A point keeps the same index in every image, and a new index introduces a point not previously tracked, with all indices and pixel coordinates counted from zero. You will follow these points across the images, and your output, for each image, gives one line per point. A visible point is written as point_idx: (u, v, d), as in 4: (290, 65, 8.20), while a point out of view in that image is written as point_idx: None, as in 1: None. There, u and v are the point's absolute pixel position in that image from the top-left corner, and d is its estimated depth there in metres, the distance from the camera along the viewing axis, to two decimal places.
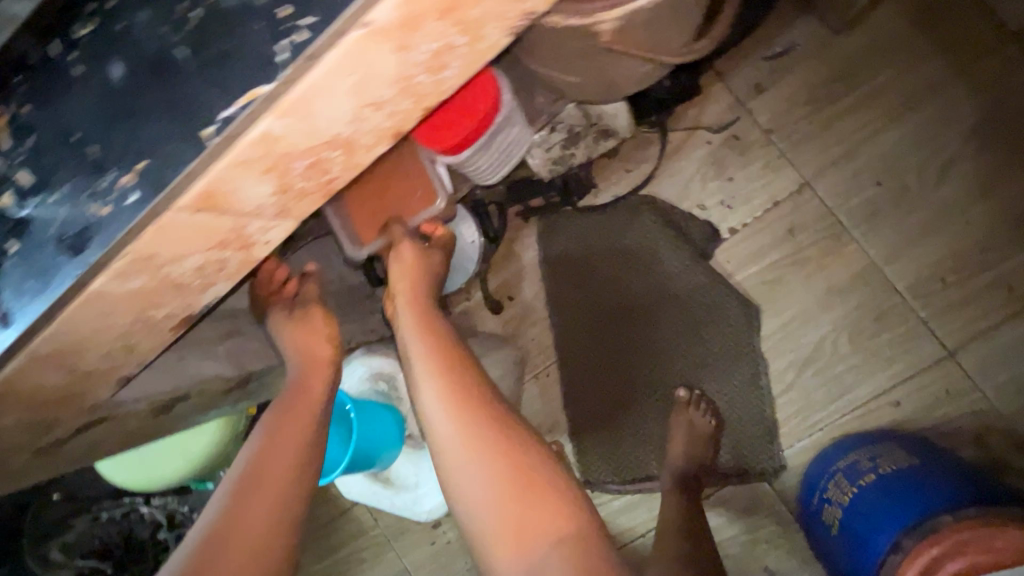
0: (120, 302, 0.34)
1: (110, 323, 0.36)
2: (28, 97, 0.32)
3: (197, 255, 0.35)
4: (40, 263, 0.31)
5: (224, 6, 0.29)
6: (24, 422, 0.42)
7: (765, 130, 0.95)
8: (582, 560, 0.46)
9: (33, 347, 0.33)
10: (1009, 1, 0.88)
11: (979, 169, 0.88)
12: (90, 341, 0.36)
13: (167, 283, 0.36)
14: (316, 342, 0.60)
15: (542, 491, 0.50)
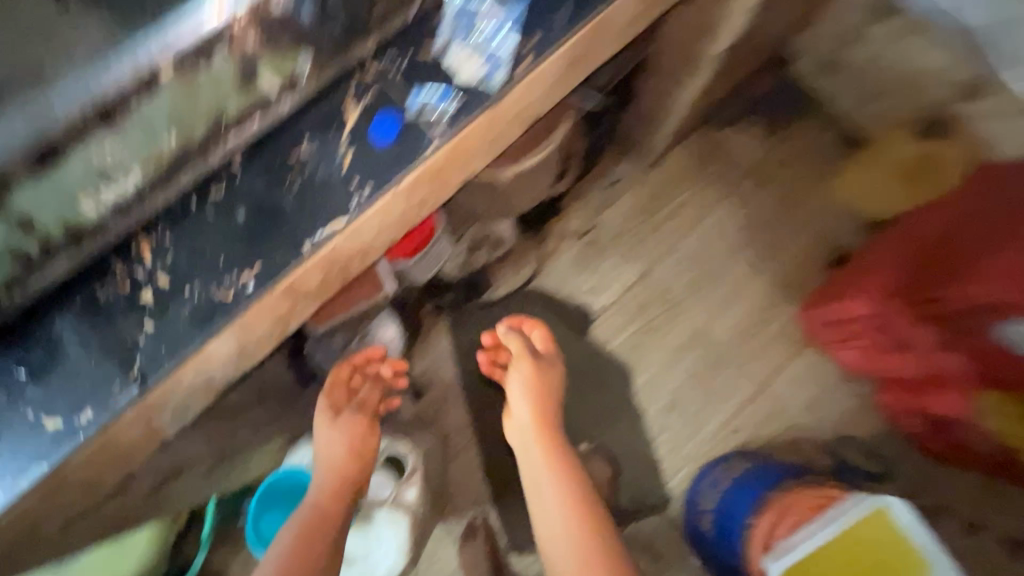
0: (204, 373, 0.45)
1: (186, 395, 0.46)
2: (168, 226, 0.43)
3: (260, 334, 0.47)
4: (170, 339, 0.41)
5: (316, 174, 0.44)
6: (63, 513, 0.46)
7: (611, 237, 1.29)
8: None
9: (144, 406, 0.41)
10: (748, 147, 1.33)
11: (753, 255, 1.28)
12: (164, 415, 0.45)
13: (234, 359, 0.47)
14: (339, 448, 0.74)
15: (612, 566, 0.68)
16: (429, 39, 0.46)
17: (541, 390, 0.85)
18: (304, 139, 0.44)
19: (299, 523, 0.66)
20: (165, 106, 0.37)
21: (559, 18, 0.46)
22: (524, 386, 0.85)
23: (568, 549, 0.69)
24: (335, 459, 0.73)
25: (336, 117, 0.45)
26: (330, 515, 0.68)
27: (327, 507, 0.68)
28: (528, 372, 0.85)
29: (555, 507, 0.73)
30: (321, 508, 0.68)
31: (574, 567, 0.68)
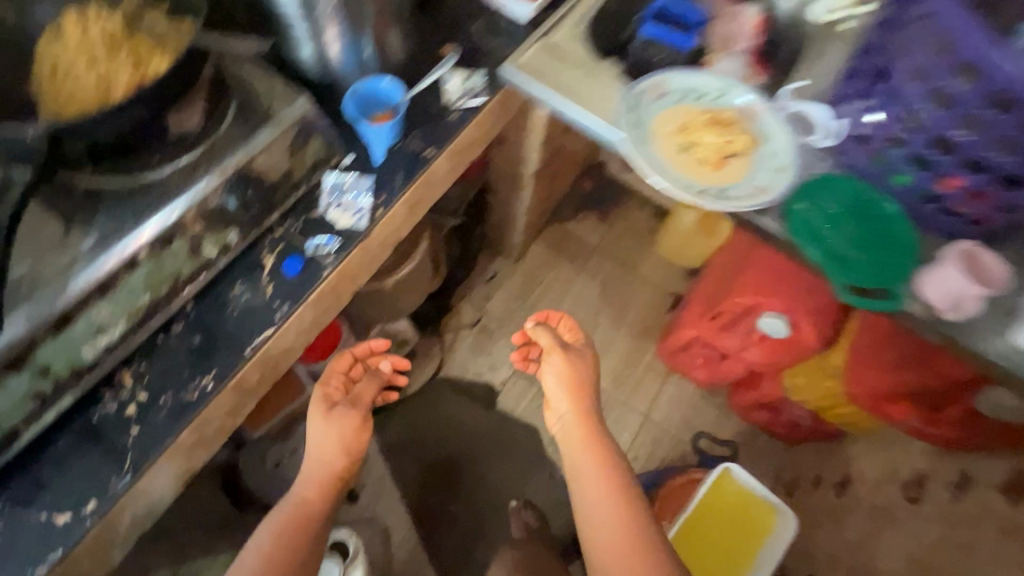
0: (177, 463, 0.61)
1: (164, 485, 0.61)
2: (142, 359, 0.61)
3: (218, 426, 0.64)
4: (153, 434, 0.58)
5: (246, 303, 0.64)
6: None
7: (498, 321, 1.55)
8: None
9: (135, 489, 0.57)
10: (590, 230, 1.68)
11: (613, 311, 1.58)
12: (149, 505, 0.61)
13: (200, 452, 0.64)
14: (330, 445, 0.78)
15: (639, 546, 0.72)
16: (313, 206, 0.69)
17: (575, 382, 0.85)
18: (237, 282, 0.65)
19: (279, 516, 0.74)
20: (140, 280, 0.56)
21: (398, 179, 0.72)
22: (558, 378, 0.86)
23: (595, 532, 0.75)
24: (322, 465, 0.78)
25: (257, 266, 0.66)
26: (312, 513, 0.75)
27: (310, 502, 0.75)
28: (561, 365, 0.86)
29: (589, 487, 0.77)
30: (309, 504, 0.75)
31: (612, 533, 0.73)
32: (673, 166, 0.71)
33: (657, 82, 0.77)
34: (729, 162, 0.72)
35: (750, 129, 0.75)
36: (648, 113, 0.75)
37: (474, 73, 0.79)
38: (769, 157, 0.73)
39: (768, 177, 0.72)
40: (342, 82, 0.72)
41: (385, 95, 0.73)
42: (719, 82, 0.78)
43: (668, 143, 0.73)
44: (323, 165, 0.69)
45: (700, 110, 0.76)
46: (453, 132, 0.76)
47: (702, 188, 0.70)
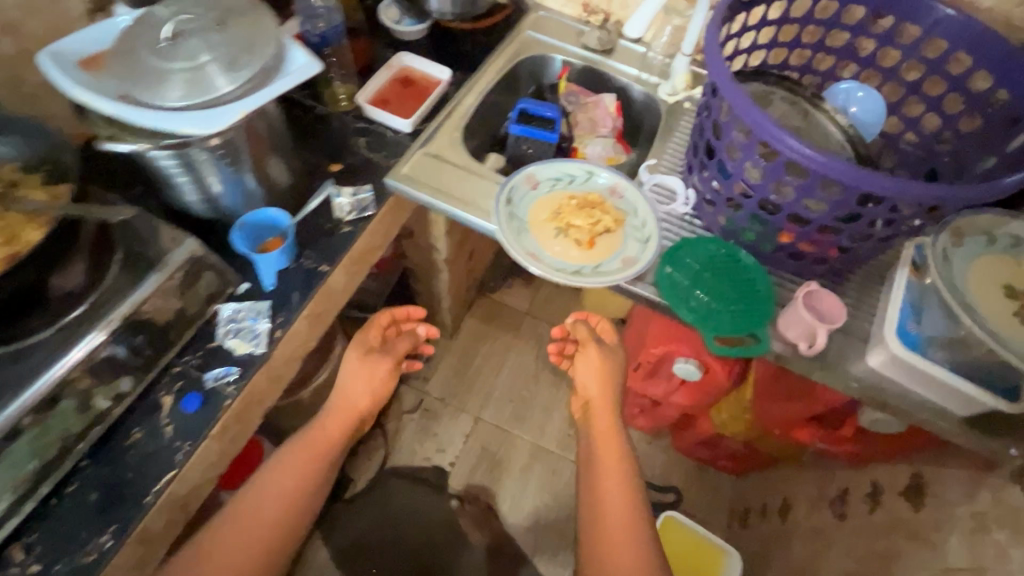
0: None
1: None
2: (33, 528, 0.59)
3: None
4: None
5: (145, 448, 0.64)
6: None
7: (440, 400, 1.55)
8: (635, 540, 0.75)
9: None
10: (519, 295, 1.74)
11: (552, 371, 1.61)
12: None
13: None
14: (361, 383, 0.85)
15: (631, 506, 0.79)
16: (211, 337, 0.71)
17: (604, 376, 0.90)
18: (134, 428, 0.64)
19: (300, 441, 0.80)
20: (24, 447, 0.56)
21: (295, 298, 0.75)
22: (591, 367, 0.91)
23: (600, 485, 0.81)
24: (344, 406, 0.84)
25: (154, 409, 0.66)
26: (331, 441, 0.81)
27: (330, 432, 0.81)
28: (593, 359, 0.91)
29: (599, 440, 0.86)
30: (327, 434, 0.81)
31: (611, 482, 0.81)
32: (550, 252, 0.78)
33: (529, 175, 0.85)
34: (600, 241, 0.80)
35: (616, 208, 0.84)
36: (524, 205, 0.82)
37: (361, 187, 0.86)
38: (635, 232, 0.81)
39: (636, 250, 0.79)
40: (232, 214, 0.76)
41: (274, 222, 0.77)
42: (584, 167, 0.87)
43: (544, 231, 0.80)
44: (218, 296, 0.72)
45: (571, 196, 0.84)
46: (346, 244, 0.81)
47: (578, 268, 0.77)
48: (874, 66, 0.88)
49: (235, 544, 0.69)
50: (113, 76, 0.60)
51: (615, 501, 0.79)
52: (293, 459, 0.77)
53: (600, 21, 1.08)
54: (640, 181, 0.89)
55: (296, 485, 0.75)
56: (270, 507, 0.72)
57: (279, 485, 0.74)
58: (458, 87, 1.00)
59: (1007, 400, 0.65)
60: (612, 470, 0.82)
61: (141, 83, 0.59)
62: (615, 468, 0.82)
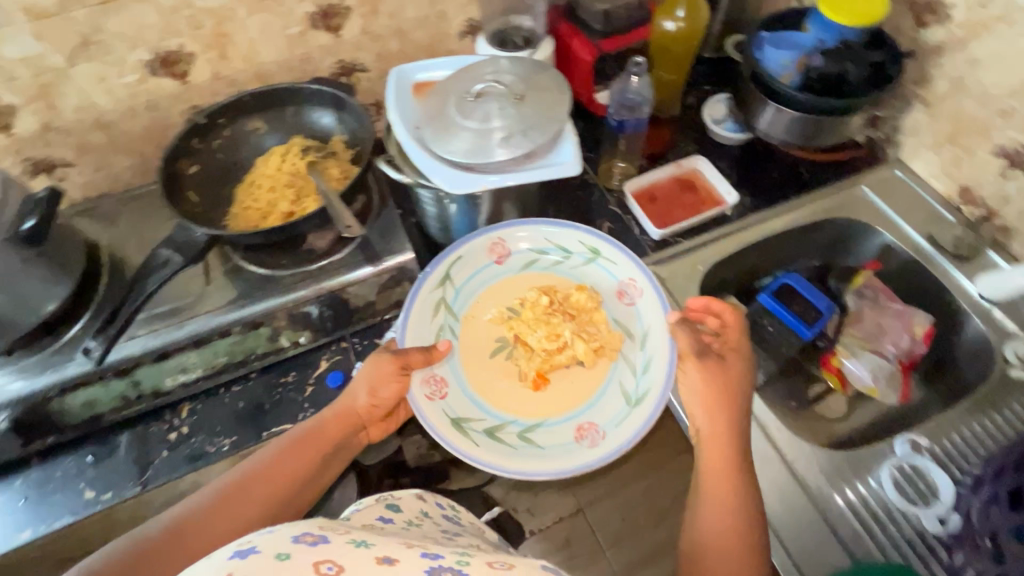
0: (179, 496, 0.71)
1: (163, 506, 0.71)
2: (202, 401, 0.74)
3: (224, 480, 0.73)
4: (172, 463, 0.70)
5: (289, 394, 0.75)
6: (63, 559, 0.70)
7: None
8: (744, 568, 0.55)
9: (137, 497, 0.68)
10: None
11: None
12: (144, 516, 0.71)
13: None
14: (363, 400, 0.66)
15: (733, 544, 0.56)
16: (379, 336, 0.79)
17: (723, 397, 0.62)
18: (290, 372, 0.77)
19: (306, 428, 0.64)
20: (224, 345, 0.72)
21: None
22: (705, 368, 0.63)
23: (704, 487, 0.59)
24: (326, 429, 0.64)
25: (310, 367, 0.77)
26: (329, 438, 0.64)
27: (331, 430, 0.65)
28: (695, 374, 0.64)
29: (706, 437, 0.61)
30: (325, 433, 0.64)
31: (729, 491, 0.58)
32: (467, 375, 0.71)
33: (496, 246, 0.78)
34: (553, 378, 0.71)
35: (605, 329, 0.74)
36: (466, 292, 0.76)
37: None
38: (619, 375, 0.71)
39: (605, 408, 0.69)
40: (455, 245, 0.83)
41: None
42: (587, 244, 0.79)
43: (483, 337, 0.74)
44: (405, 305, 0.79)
45: (541, 289, 0.76)
46: None
47: (500, 417, 0.68)
48: None
49: (208, 541, 0.54)
50: (425, 117, 0.72)
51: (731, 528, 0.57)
52: (228, 507, 0.57)
53: (976, 217, 0.79)
54: (893, 450, 0.67)
55: (280, 479, 0.60)
56: (258, 493, 0.59)
57: (222, 522, 0.56)
58: (745, 216, 0.84)
59: None
60: (737, 560, 0.55)
61: (437, 133, 0.70)
62: (729, 485, 0.58)
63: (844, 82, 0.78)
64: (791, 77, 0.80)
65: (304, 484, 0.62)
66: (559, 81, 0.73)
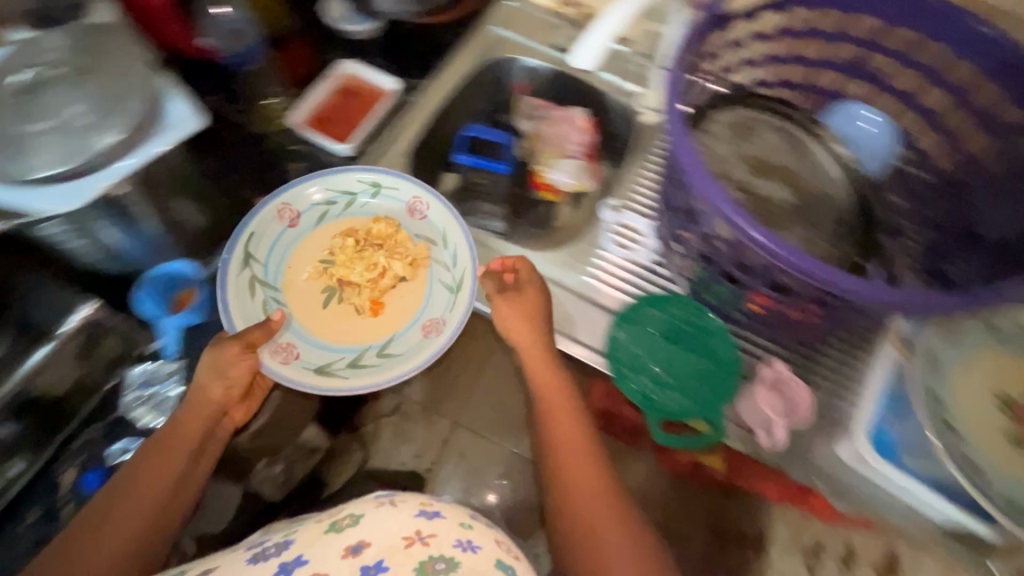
0: None
1: None
2: None
3: None
4: None
5: (48, 521, 0.64)
6: None
7: None
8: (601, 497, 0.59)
9: None
10: None
11: None
12: None
13: None
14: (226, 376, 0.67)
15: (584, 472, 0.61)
16: (118, 403, 0.69)
17: (530, 315, 0.68)
18: (33, 506, 0.65)
19: (154, 439, 0.62)
20: None
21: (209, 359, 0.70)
22: (507, 321, 0.69)
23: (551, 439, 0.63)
24: (196, 413, 0.64)
25: (53, 487, 0.66)
26: (192, 435, 0.63)
27: (188, 431, 0.63)
28: (504, 313, 0.69)
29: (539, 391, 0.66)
30: (186, 431, 0.63)
31: (571, 430, 0.63)
32: (314, 332, 0.70)
33: (282, 209, 0.74)
34: (387, 300, 0.73)
35: (410, 242, 0.75)
36: (274, 264, 0.72)
37: None
38: (436, 275, 0.74)
39: (437, 302, 0.72)
40: (143, 265, 0.72)
41: (180, 276, 0.71)
42: (365, 180, 0.76)
43: (309, 296, 0.72)
44: (126, 360, 0.70)
45: (344, 233, 0.75)
46: None
47: (359, 351, 0.70)
48: (885, 86, 0.73)
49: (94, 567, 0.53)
50: None
51: (575, 458, 0.62)
52: (106, 533, 0.55)
53: (578, 15, 0.93)
54: (601, 219, 0.80)
55: (145, 499, 0.58)
56: (136, 513, 0.57)
57: (104, 549, 0.54)
58: (417, 95, 0.88)
59: (978, 517, 0.58)
60: (591, 489, 0.60)
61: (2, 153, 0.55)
62: (571, 425, 0.63)
63: None
64: None
65: (176, 492, 0.60)
66: (131, 41, 0.63)
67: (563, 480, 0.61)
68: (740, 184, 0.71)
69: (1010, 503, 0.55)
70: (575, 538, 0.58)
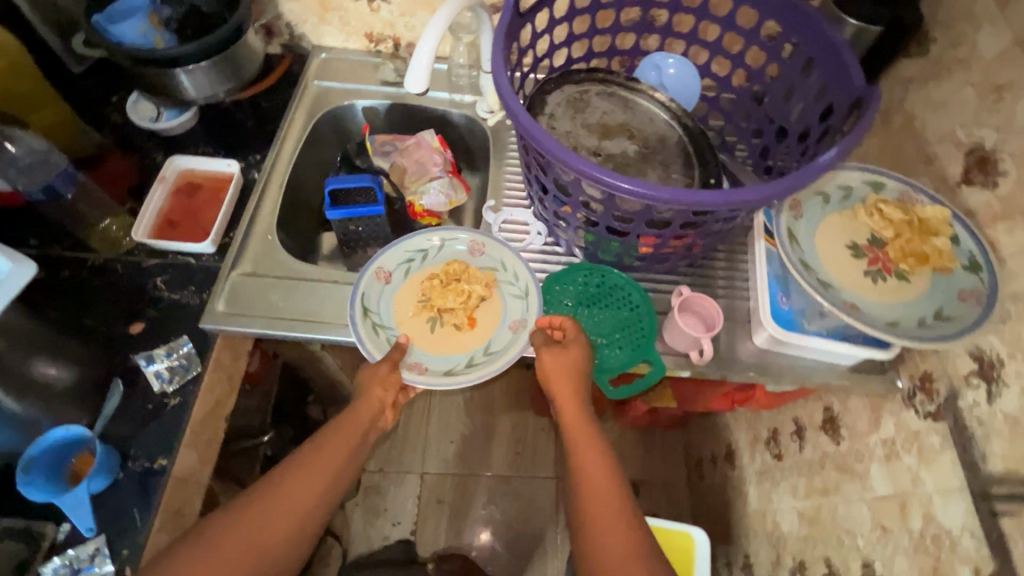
0: None
1: None
2: None
3: None
4: None
5: None
6: None
7: (378, 470, 1.41)
8: (631, 548, 0.57)
9: None
10: None
11: (484, 397, 1.50)
12: None
13: None
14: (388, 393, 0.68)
15: (609, 522, 0.59)
16: None
17: (572, 369, 0.66)
18: None
19: (334, 425, 0.65)
20: None
21: (135, 517, 0.62)
22: (544, 374, 0.67)
23: (582, 493, 0.62)
24: (337, 450, 0.63)
25: None
26: (359, 423, 0.66)
27: (359, 418, 0.66)
28: (547, 364, 0.67)
29: (575, 445, 0.65)
30: (355, 418, 0.66)
31: (601, 478, 0.62)
32: (434, 353, 0.70)
33: (376, 269, 0.73)
34: (481, 315, 0.73)
35: (484, 270, 0.76)
36: (385, 307, 0.72)
37: (176, 342, 0.71)
38: (511, 290, 0.74)
39: (518, 310, 0.73)
40: (16, 451, 0.62)
41: (69, 441, 0.63)
42: (437, 235, 0.77)
43: (418, 328, 0.71)
44: (33, 564, 0.59)
45: (432, 276, 0.75)
46: (179, 423, 0.67)
47: (471, 357, 0.70)
48: (674, 33, 0.84)
49: (259, 531, 0.56)
50: None
51: (602, 509, 0.60)
52: (274, 504, 0.57)
53: (394, 49, 0.95)
54: (486, 223, 0.83)
55: (313, 481, 0.60)
56: (309, 490, 0.59)
57: (273, 518, 0.57)
58: (259, 171, 0.85)
59: (876, 349, 0.66)
60: (618, 539, 0.58)
61: None
62: (602, 471, 0.62)
63: (210, 15, 0.81)
64: (159, 36, 0.79)
65: (339, 479, 0.63)
66: None
67: (592, 538, 0.59)
68: (594, 149, 0.77)
69: (891, 327, 0.60)
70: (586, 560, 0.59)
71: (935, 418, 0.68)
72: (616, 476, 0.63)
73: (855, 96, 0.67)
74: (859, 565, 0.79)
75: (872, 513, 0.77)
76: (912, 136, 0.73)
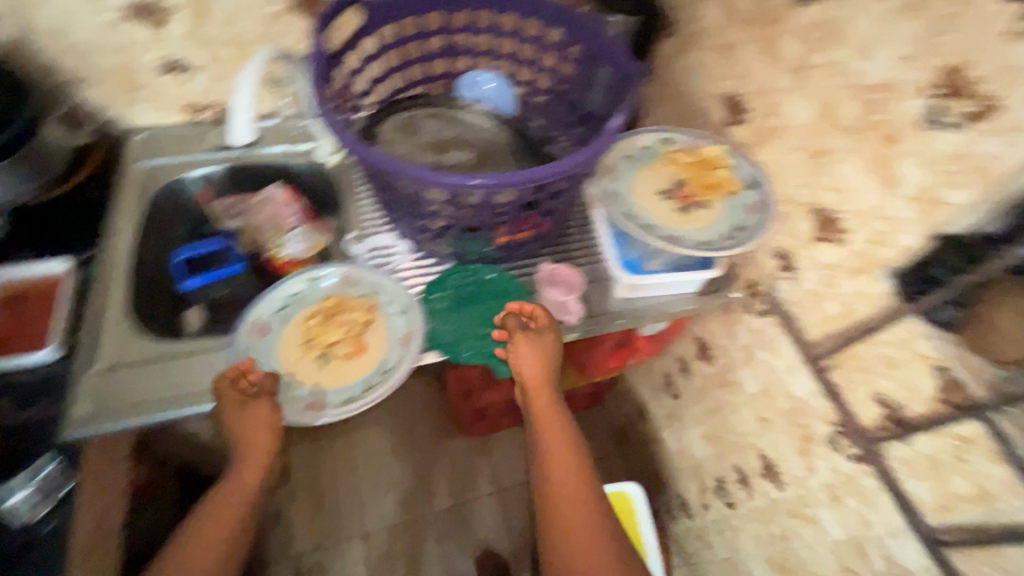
0: None
1: None
2: None
3: None
4: None
5: None
6: None
7: (316, 547, 1.33)
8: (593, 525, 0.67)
9: None
10: None
11: (407, 436, 1.47)
12: None
13: None
14: (247, 467, 0.66)
15: (571, 507, 0.67)
16: None
17: (543, 359, 0.72)
18: None
19: (211, 502, 0.65)
20: None
21: None
22: (521, 365, 0.72)
23: (552, 483, 0.68)
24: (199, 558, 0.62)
25: None
26: (244, 489, 0.66)
27: (237, 488, 0.65)
28: (524, 353, 0.71)
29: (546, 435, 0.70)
30: (239, 486, 0.66)
31: (567, 468, 0.69)
32: (329, 387, 0.71)
33: (251, 323, 0.73)
34: (369, 339, 0.74)
35: (363, 297, 0.77)
36: (268, 357, 0.72)
37: (36, 464, 0.62)
38: (392, 309, 0.76)
39: (402, 326, 0.75)
40: None
41: None
42: (306, 277, 0.77)
43: (307, 368, 0.71)
44: None
45: (310, 315, 0.75)
46: (60, 548, 0.60)
47: (367, 382, 0.71)
48: (478, 51, 0.94)
49: None
50: None
51: (570, 497, 0.67)
52: None
53: (217, 114, 0.95)
54: (353, 255, 0.85)
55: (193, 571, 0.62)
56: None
57: None
58: (95, 264, 0.80)
59: (705, 270, 0.80)
60: (580, 521, 0.66)
61: None
62: (568, 458, 0.69)
63: None
64: None
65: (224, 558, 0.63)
66: None
67: (559, 524, 0.67)
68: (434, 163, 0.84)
69: (707, 247, 0.72)
70: (553, 543, 0.66)
71: (768, 314, 0.82)
72: (581, 461, 0.70)
73: (629, 75, 0.81)
74: (757, 459, 0.91)
75: (752, 409, 0.90)
76: (686, 97, 0.89)
